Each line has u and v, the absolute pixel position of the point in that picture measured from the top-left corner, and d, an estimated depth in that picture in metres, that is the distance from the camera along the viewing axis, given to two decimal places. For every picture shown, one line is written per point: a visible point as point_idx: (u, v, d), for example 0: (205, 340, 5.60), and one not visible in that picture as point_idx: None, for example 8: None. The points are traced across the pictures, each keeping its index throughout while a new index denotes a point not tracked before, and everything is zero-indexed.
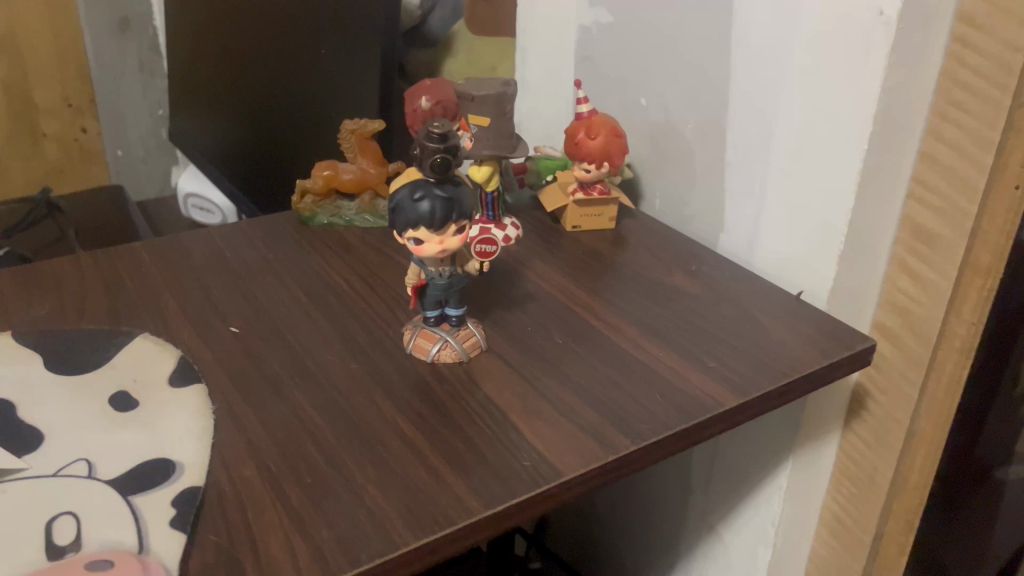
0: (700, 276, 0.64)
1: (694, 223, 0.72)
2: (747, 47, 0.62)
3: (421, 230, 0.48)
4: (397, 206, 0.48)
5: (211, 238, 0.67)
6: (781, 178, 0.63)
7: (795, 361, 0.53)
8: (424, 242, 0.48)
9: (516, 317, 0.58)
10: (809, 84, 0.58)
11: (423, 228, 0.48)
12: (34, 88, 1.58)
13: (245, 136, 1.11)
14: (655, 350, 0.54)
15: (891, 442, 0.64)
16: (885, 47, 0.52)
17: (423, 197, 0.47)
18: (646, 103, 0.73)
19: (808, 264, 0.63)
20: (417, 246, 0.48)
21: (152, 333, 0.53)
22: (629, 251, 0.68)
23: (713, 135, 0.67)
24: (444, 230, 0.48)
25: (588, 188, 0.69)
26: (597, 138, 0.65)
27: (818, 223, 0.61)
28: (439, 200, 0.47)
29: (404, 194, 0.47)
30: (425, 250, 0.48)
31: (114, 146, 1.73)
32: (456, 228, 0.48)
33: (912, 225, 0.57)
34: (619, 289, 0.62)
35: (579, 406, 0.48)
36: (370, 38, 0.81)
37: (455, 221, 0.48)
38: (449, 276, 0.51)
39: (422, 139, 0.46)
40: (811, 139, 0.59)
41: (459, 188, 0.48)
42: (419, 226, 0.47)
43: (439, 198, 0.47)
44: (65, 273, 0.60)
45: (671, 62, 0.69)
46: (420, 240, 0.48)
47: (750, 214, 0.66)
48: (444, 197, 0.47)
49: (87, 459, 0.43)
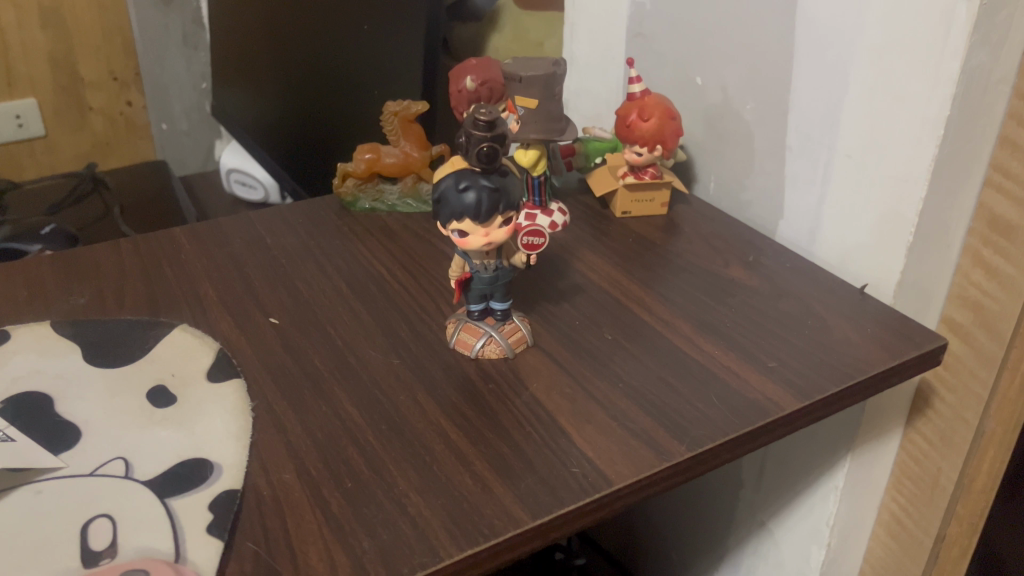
0: (757, 267, 0.61)
1: (751, 208, 0.69)
2: (813, 25, 0.58)
3: (465, 222, 0.46)
4: (442, 197, 0.45)
5: (251, 223, 0.65)
6: (846, 164, 0.59)
7: (860, 362, 0.50)
8: (469, 234, 0.46)
9: (564, 311, 0.55)
10: (882, 63, 0.54)
11: (467, 220, 0.45)
12: (80, 62, 1.61)
13: (287, 113, 1.10)
14: (710, 349, 0.51)
15: (956, 442, 0.61)
16: (967, 24, 0.48)
17: (468, 187, 0.45)
18: (702, 83, 0.70)
19: (874, 257, 0.59)
20: (462, 237, 0.46)
21: (191, 324, 0.52)
22: (683, 240, 0.64)
23: (774, 118, 0.64)
24: (491, 222, 0.46)
25: (639, 172, 0.66)
26: (650, 120, 0.62)
27: (887, 212, 0.57)
28: (485, 190, 0.45)
29: (449, 184, 0.45)
30: (470, 242, 0.46)
31: (160, 121, 1.73)
32: (502, 220, 0.46)
33: (989, 214, 0.54)
34: (671, 281, 0.59)
35: (631, 409, 0.46)
36: (415, 15, 0.79)
37: (501, 212, 0.46)
38: (495, 269, 0.49)
39: (468, 128, 0.44)
40: (882, 122, 0.55)
41: (506, 177, 0.46)
42: (464, 218, 0.45)
43: (486, 188, 0.45)
44: (105, 261, 0.59)
45: (729, 40, 0.66)
46: (465, 231, 0.46)
47: (812, 201, 0.63)
48: (491, 187, 0.45)
49: (125, 458, 0.42)
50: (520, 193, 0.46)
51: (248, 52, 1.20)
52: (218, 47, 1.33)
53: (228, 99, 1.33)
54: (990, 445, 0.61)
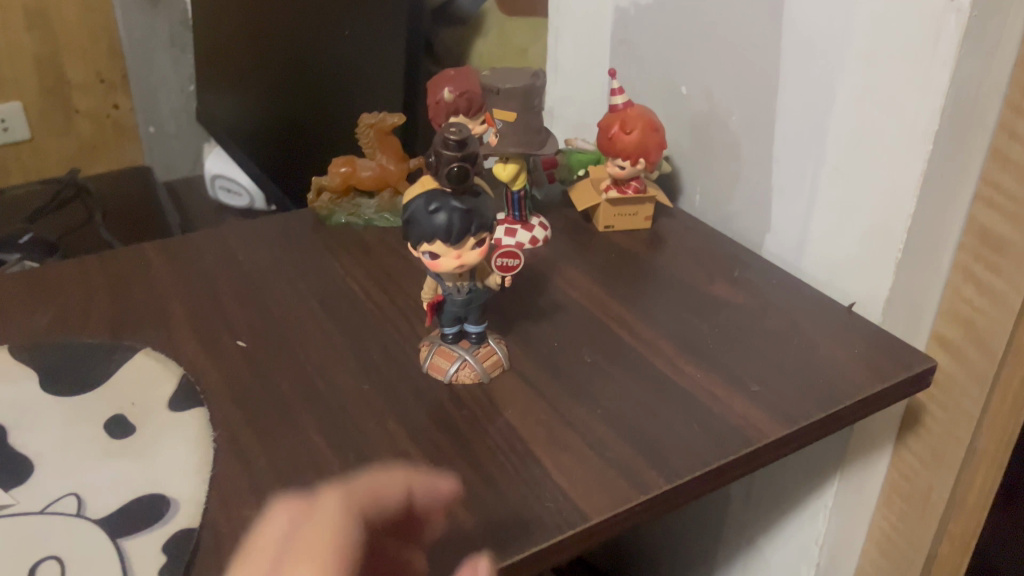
0: (742, 282, 0.59)
1: (737, 221, 0.67)
2: (800, 33, 0.57)
3: (436, 243, 0.44)
4: (412, 218, 0.44)
5: (223, 235, 0.63)
6: (833, 177, 0.57)
7: (847, 384, 0.49)
8: (440, 256, 0.44)
9: (543, 330, 0.54)
10: (870, 74, 0.53)
11: (438, 242, 0.44)
12: (66, 64, 1.59)
13: (270, 119, 1.08)
14: (692, 370, 0.50)
15: (947, 459, 0.60)
16: (957, 35, 0.47)
17: (439, 209, 0.43)
18: (687, 92, 0.68)
19: (863, 272, 0.58)
20: (432, 260, 0.45)
21: (154, 347, 0.50)
22: (666, 254, 0.63)
23: (761, 128, 0.62)
24: (462, 244, 0.44)
25: (622, 185, 0.64)
26: (632, 132, 0.60)
27: (876, 227, 0.56)
28: (456, 212, 0.43)
29: (418, 204, 0.44)
30: (442, 265, 0.45)
31: (148, 123, 1.72)
32: (475, 241, 0.44)
33: (979, 229, 0.52)
34: (654, 297, 0.57)
35: (609, 436, 0.44)
36: (396, 22, 0.77)
37: (474, 233, 0.44)
38: (468, 292, 0.47)
39: (438, 147, 0.42)
40: (870, 135, 0.54)
41: (479, 198, 0.44)
42: (435, 239, 0.44)
43: (457, 209, 0.43)
44: (69, 277, 0.57)
45: (714, 48, 0.64)
46: (435, 254, 0.44)
47: (799, 214, 0.61)
48: (462, 209, 0.43)
49: (77, 494, 0.40)
50: (494, 214, 0.45)
51: (229, 55, 1.19)
52: (202, 49, 1.31)
53: (212, 101, 1.31)
54: (982, 462, 0.60)
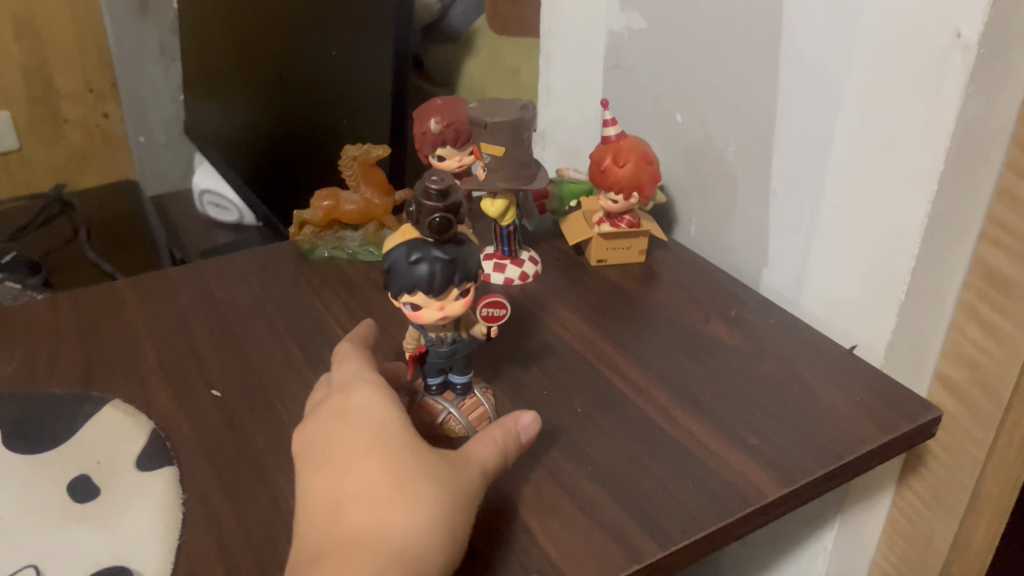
0: (740, 323, 0.57)
1: (734, 254, 0.65)
2: (799, 66, 0.54)
3: (418, 294, 0.42)
4: (392, 268, 0.42)
5: (201, 272, 0.61)
6: (834, 214, 0.55)
7: (849, 437, 0.46)
8: (422, 307, 0.42)
9: (532, 377, 0.52)
10: (872, 111, 0.51)
11: (420, 293, 0.41)
12: (55, 74, 1.57)
13: (257, 137, 1.06)
14: (687, 421, 0.48)
15: (951, 503, 0.57)
16: (964, 74, 0.45)
17: (420, 259, 0.41)
18: (682, 120, 0.66)
19: (864, 313, 0.56)
20: (414, 311, 0.42)
21: (125, 398, 0.47)
22: (660, 290, 0.61)
23: (758, 161, 0.60)
24: (445, 295, 0.42)
25: (616, 219, 0.62)
26: (625, 165, 0.58)
27: (879, 268, 0.54)
28: (438, 262, 0.41)
29: (399, 254, 0.41)
30: (424, 316, 0.42)
31: (137, 133, 1.69)
32: (459, 292, 0.42)
33: (985, 268, 0.50)
34: (648, 339, 0.55)
35: (600, 497, 0.42)
36: (383, 45, 0.75)
37: (457, 284, 0.42)
38: (452, 342, 0.45)
39: (419, 196, 0.40)
40: (873, 173, 0.52)
41: (462, 247, 0.42)
42: (416, 290, 0.41)
43: (439, 259, 0.41)
44: (40, 320, 0.55)
45: (709, 77, 0.62)
46: (417, 305, 0.42)
47: (798, 250, 0.59)
48: (445, 259, 0.41)
49: (35, 565, 0.38)
50: (478, 264, 0.43)
51: (216, 70, 1.17)
52: (189, 62, 1.28)
53: (199, 115, 1.29)
54: (987, 506, 0.56)
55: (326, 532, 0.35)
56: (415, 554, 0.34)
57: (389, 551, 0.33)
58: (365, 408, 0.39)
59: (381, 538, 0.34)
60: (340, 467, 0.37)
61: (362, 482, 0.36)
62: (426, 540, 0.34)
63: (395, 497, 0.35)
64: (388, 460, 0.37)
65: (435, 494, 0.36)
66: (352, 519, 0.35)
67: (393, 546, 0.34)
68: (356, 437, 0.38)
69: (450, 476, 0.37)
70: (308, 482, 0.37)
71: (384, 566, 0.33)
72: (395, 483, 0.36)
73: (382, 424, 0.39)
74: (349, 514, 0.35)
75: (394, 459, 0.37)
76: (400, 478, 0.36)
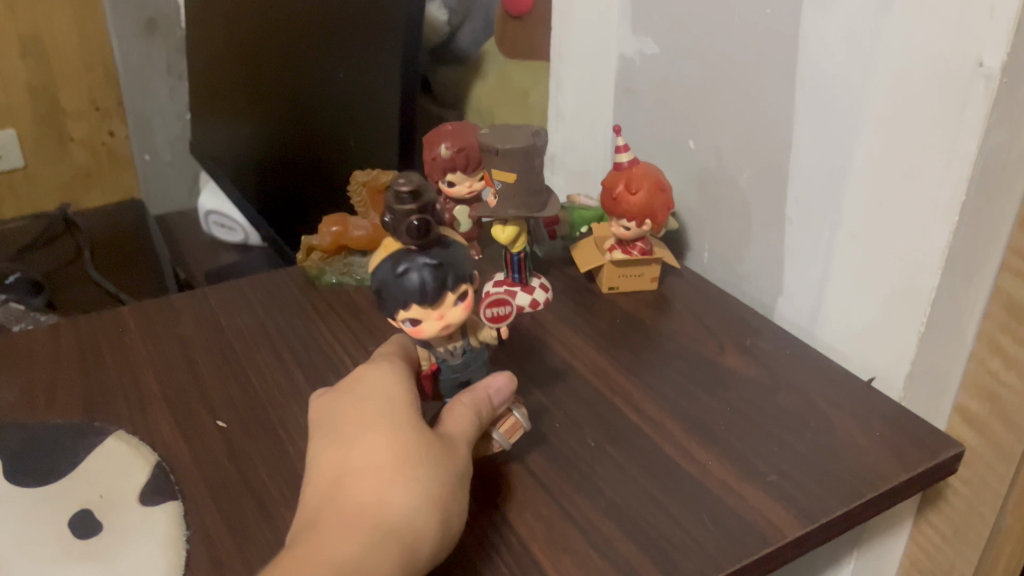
0: (755, 353, 0.56)
1: (748, 281, 0.64)
2: (815, 93, 0.54)
3: (414, 308, 0.41)
4: (382, 285, 0.41)
5: (206, 298, 0.60)
6: (851, 243, 0.55)
7: (870, 472, 0.45)
8: (422, 321, 0.41)
9: (543, 409, 0.50)
10: (891, 138, 0.50)
11: (415, 306, 0.40)
12: (61, 92, 1.57)
13: (263, 156, 1.05)
14: (702, 455, 0.46)
15: (971, 538, 0.56)
16: (985, 102, 0.44)
17: (408, 270, 0.40)
18: (695, 146, 0.65)
19: (882, 344, 0.55)
20: (415, 326, 0.41)
21: (127, 429, 0.46)
22: (673, 319, 0.60)
23: (773, 188, 0.59)
24: (441, 303, 0.41)
25: (627, 246, 0.61)
26: (638, 192, 0.57)
27: (897, 298, 0.53)
28: (427, 269, 0.40)
29: (385, 269, 0.40)
30: (426, 329, 0.42)
31: (143, 151, 1.65)
32: (454, 297, 0.41)
33: (1007, 301, 0.49)
34: (661, 370, 0.54)
35: (614, 535, 0.41)
36: (391, 68, 0.75)
37: (452, 288, 0.41)
38: (462, 353, 0.45)
39: (391, 204, 0.39)
40: (892, 201, 0.51)
41: (447, 248, 0.41)
42: (411, 304, 0.40)
43: (427, 267, 0.40)
44: (41, 347, 0.54)
45: (723, 103, 0.61)
46: (417, 320, 0.41)
47: (814, 279, 0.58)
48: (433, 264, 0.40)
49: None
50: (469, 266, 0.42)
51: (223, 89, 1.17)
52: (196, 82, 1.28)
53: (205, 133, 1.28)
54: (1008, 540, 0.55)
55: (339, 490, 0.37)
56: (407, 530, 0.35)
57: (385, 522, 0.35)
58: (381, 382, 0.42)
59: (388, 503, 0.36)
60: (348, 440, 0.39)
61: (366, 455, 0.38)
62: (418, 517, 0.36)
63: (403, 468, 0.37)
64: (394, 433, 0.39)
65: (433, 473, 0.38)
66: (354, 489, 0.37)
67: (397, 515, 0.36)
68: (365, 411, 0.40)
69: (451, 456, 0.39)
70: (326, 443, 0.40)
71: (378, 538, 0.34)
72: (398, 458, 0.38)
73: (390, 398, 0.41)
74: (352, 483, 0.37)
75: (400, 432, 0.39)
76: (401, 452, 0.38)
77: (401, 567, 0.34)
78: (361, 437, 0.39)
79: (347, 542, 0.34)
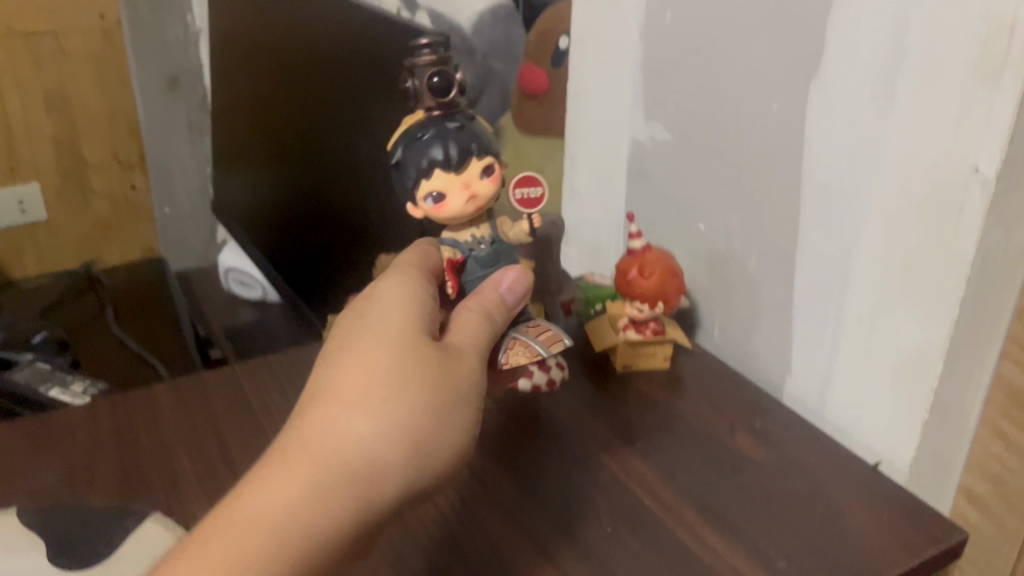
0: (765, 435, 0.57)
1: (758, 360, 0.66)
2: (820, 187, 0.56)
3: (440, 184, 0.52)
4: (409, 148, 0.52)
5: (235, 376, 0.62)
6: (856, 330, 0.57)
7: (877, 559, 0.47)
8: (447, 195, 0.52)
9: (561, 492, 0.52)
10: (893, 234, 0.52)
11: (440, 176, 0.52)
12: (85, 147, 1.55)
13: (283, 215, 1.08)
14: (715, 541, 0.48)
15: None
16: (982, 207, 0.47)
17: (430, 131, 0.51)
18: (705, 229, 0.68)
19: (887, 428, 0.57)
20: (442, 201, 0.52)
21: (163, 511, 0.49)
22: (685, 399, 0.62)
23: (781, 273, 0.61)
24: (463, 174, 0.52)
25: (641, 326, 0.63)
26: (651, 276, 0.60)
27: (901, 386, 0.55)
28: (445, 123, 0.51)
29: (410, 135, 0.53)
30: (451, 202, 0.52)
31: (162, 204, 1.64)
32: (478, 179, 0.52)
33: (1009, 387, 0.51)
34: (674, 452, 0.56)
35: None
36: (408, 150, 0.77)
37: (473, 161, 0.52)
38: (490, 242, 0.55)
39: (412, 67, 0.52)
40: (895, 294, 0.53)
41: (467, 120, 0.53)
42: (438, 177, 0.52)
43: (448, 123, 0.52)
44: (80, 426, 0.56)
45: (732, 190, 0.64)
46: (443, 193, 0.52)
47: (821, 362, 0.60)
48: (456, 125, 0.52)
49: None
50: (489, 138, 0.53)
51: (244, 148, 1.19)
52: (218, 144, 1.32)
53: (225, 188, 1.31)
54: None
55: (318, 413, 0.39)
56: (368, 467, 0.37)
57: (352, 460, 0.37)
58: (386, 305, 0.43)
59: (359, 445, 0.38)
60: (341, 359, 0.41)
61: (350, 378, 0.40)
62: (383, 451, 0.38)
63: (377, 402, 0.39)
64: (383, 359, 0.40)
65: (410, 407, 0.39)
66: (330, 413, 0.39)
67: (363, 460, 0.37)
68: (366, 331, 0.42)
69: (436, 383, 0.40)
70: (323, 349, 0.42)
71: (338, 476, 0.37)
72: (379, 385, 0.39)
73: (391, 318, 0.42)
74: (332, 400, 0.39)
75: (388, 356, 0.40)
76: (382, 376, 0.40)
77: (356, 503, 0.37)
78: (354, 359, 0.41)
79: (308, 473, 0.37)
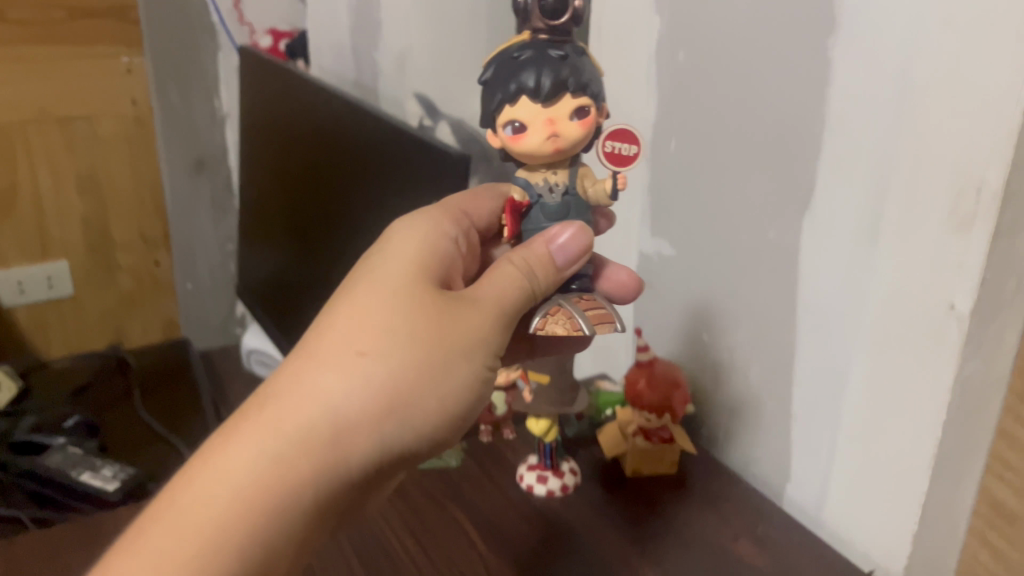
0: (765, 541, 0.61)
1: (760, 466, 0.70)
2: (814, 310, 0.61)
3: (526, 115, 0.49)
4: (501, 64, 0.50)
5: None
6: (851, 443, 0.61)
7: None
8: (529, 127, 0.49)
9: None
10: (881, 357, 0.57)
11: (528, 107, 0.49)
12: (113, 223, 1.41)
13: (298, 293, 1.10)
14: None
15: None
16: (959, 339, 0.51)
17: (528, 53, 0.49)
18: (708, 339, 0.72)
19: (882, 536, 0.60)
20: (522, 131, 0.49)
21: None
22: (691, 504, 0.65)
23: (779, 386, 0.66)
24: (552, 109, 0.48)
25: (650, 434, 0.67)
26: (656, 390, 0.64)
27: (892, 498, 0.59)
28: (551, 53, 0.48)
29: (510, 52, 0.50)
30: (529, 137, 0.49)
31: (185, 280, 1.50)
32: (566, 118, 0.49)
33: (991, 499, 0.55)
34: (679, 557, 0.60)
35: None
36: None
37: (567, 95, 0.48)
38: (562, 193, 0.52)
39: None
40: (886, 412, 0.57)
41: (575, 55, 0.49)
42: (525, 107, 0.49)
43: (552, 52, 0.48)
44: None
45: (732, 306, 0.69)
46: (524, 124, 0.49)
47: (819, 471, 0.64)
48: (561, 56, 0.48)
49: None
50: (593, 76, 0.49)
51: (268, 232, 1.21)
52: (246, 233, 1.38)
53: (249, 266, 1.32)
54: None
55: (296, 366, 0.42)
56: (339, 424, 0.40)
57: (327, 416, 0.40)
58: (388, 260, 0.46)
59: (328, 407, 0.40)
60: (340, 310, 0.43)
61: (341, 331, 0.42)
62: (354, 412, 0.40)
63: (355, 357, 0.41)
64: (373, 313, 0.43)
65: (387, 365, 0.41)
66: (317, 363, 0.41)
67: (330, 422, 0.40)
68: (366, 287, 0.44)
69: (418, 340, 0.42)
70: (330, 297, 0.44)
71: (310, 437, 0.39)
72: (363, 341, 0.42)
73: (393, 275, 0.45)
74: (319, 351, 0.42)
75: (378, 311, 0.43)
76: (369, 329, 0.42)
77: (321, 461, 0.39)
78: (350, 311, 0.43)
79: (278, 429, 0.39)
